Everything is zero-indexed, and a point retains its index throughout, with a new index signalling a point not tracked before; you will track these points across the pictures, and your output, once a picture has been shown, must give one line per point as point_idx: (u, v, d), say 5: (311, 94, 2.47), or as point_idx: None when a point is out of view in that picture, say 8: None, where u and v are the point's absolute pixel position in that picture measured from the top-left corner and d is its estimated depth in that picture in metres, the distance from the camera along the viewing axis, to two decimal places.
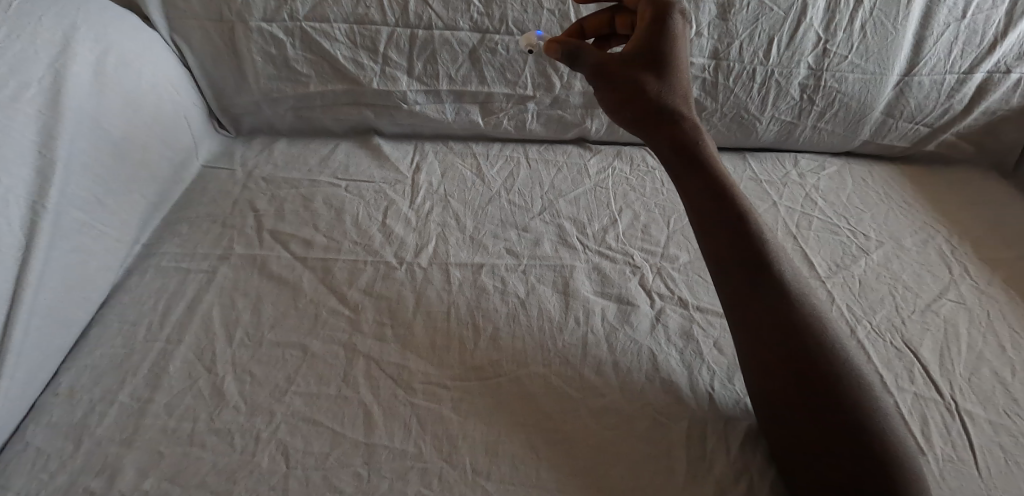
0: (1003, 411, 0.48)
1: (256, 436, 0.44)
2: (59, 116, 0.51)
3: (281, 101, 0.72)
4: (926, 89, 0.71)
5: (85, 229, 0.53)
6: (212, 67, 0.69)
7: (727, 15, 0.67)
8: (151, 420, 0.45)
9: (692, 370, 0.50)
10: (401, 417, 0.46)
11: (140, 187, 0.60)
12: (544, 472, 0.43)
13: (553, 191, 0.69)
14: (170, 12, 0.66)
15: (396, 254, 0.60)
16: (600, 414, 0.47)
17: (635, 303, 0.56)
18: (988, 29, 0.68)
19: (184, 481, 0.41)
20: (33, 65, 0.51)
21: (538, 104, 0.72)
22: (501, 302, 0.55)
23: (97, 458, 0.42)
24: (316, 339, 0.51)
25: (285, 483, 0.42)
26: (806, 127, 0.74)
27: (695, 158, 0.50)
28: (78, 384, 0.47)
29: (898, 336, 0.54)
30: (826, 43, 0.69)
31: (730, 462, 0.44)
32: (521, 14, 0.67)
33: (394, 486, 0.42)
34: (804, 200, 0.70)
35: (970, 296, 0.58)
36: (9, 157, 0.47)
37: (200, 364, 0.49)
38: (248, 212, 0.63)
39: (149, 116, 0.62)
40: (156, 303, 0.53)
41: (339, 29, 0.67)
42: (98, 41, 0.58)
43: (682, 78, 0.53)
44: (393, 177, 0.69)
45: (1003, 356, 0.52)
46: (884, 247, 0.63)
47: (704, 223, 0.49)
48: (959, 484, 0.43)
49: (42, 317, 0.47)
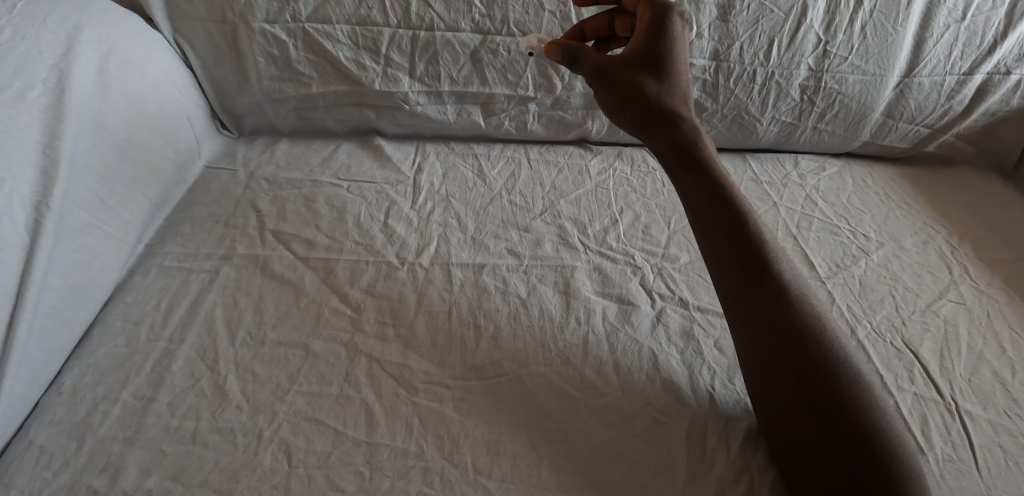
0: (1003, 411, 0.48)
1: (258, 435, 0.44)
2: (63, 116, 0.51)
3: (283, 102, 0.72)
4: (926, 90, 0.71)
5: (88, 229, 0.53)
6: (214, 68, 0.70)
7: (728, 16, 0.68)
8: (154, 419, 0.45)
9: (692, 370, 0.50)
10: (403, 417, 0.46)
11: (143, 188, 0.60)
12: (545, 471, 0.43)
13: (554, 192, 0.69)
14: (173, 14, 0.66)
15: (397, 254, 0.60)
16: (601, 413, 0.47)
17: (636, 303, 0.56)
18: (988, 30, 0.68)
19: (186, 480, 0.42)
20: (37, 66, 0.51)
21: (539, 105, 0.73)
22: (503, 302, 0.56)
23: (100, 457, 0.43)
24: (318, 339, 0.51)
25: (287, 482, 0.42)
26: (806, 128, 0.74)
27: (695, 158, 0.50)
28: (82, 383, 0.47)
29: (898, 336, 0.54)
30: (826, 44, 0.69)
31: (731, 461, 0.44)
32: (523, 16, 0.67)
33: (396, 485, 0.42)
34: (804, 201, 0.70)
35: (970, 296, 0.58)
36: (13, 156, 0.47)
37: (202, 363, 0.49)
38: (250, 212, 0.64)
39: (153, 117, 0.62)
40: (158, 302, 0.53)
41: (341, 31, 0.67)
42: (102, 42, 0.58)
43: (681, 79, 0.53)
44: (395, 178, 0.70)
45: (1003, 357, 0.53)
46: (884, 248, 0.63)
47: (704, 224, 0.49)
48: (959, 484, 0.43)
49: (46, 316, 0.47)
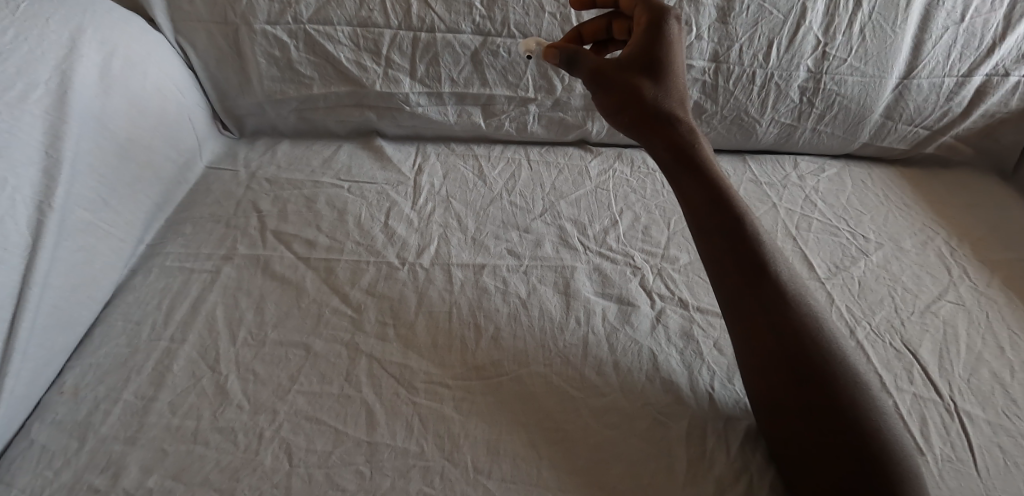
0: (1002, 411, 0.48)
1: (259, 434, 0.44)
2: (65, 116, 0.52)
3: (284, 103, 0.72)
4: (925, 92, 0.72)
5: (90, 229, 0.53)
6: (216, 69, 0.70)
7: (727, 18, 0.68)
8: (155, 418, 0.45)
9: (692, 370, 0.51)
10: (403, 416, 0.46)
11: (145, 188, 0.60)
12: (545, 470, 0.43)
13: (554, 193, 0.69)
14: (175, 15, 0.66)
15: (397, 254, 0.60)
16: (601, 413, 0.47)
17: (635, 303, 0.56)
18: (987, 32, 0.69)
19: (187, 479, 0.42)
20: (40, 67, 0.52)
21: (539, 106, 0.73)
22: (503, 302, 0.56)
23: (101, 456, 0.43)
24: (318, 338, 0.51)
25: (288, 481, 0.42)
26: (805, 129, 0.75)
27: (693, 161, 0.51)
28: (83, 382, 0.47)
29: (898, 337, 0.54)
30: (826, 46, 0.69)
31: (730, 461, 0.45)
32: (523, 17, 0.67)
33: (396, 484, 0.42)
34: (804, 202, 0.70)
35: (969, 297, 0.58)
36: (16, 156, 0.48)
37: (203, 363, 0.49)
38: (252, 213, 0.64)
39: (154, 117, 0.62)
40: (160, 302, 0.54)
41: (342, 32, 0.67)
42: (104, 43, 0.59)
43: (679, 82, 0.54)
44: (395, 178, 0.70)
45: (1002, 357, 0.53)
46: (884, 249, 0.64)
47: (702, 227, 0.49)
48: (958, 484, 0.43)
49: (47, 316, 0.47)
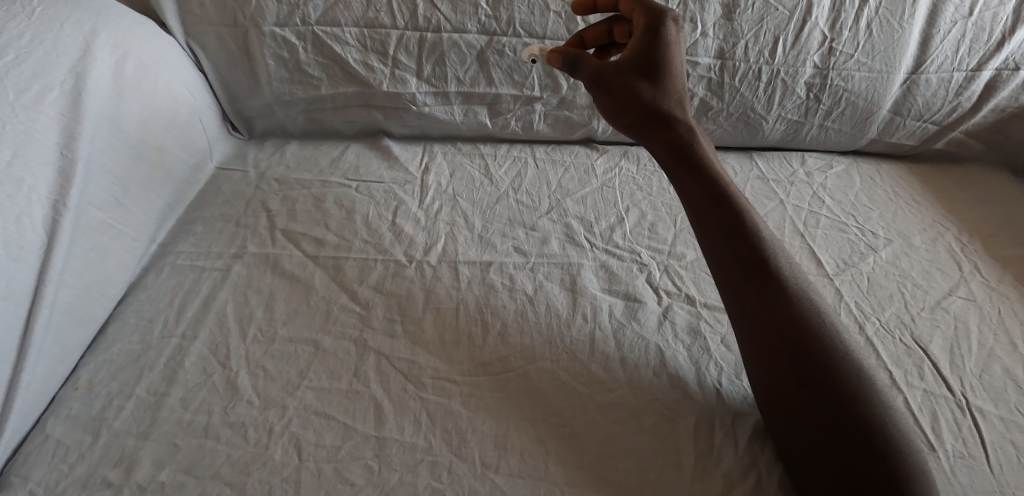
0: (1015, 408, 0.48)
1: (269, 430, 0.45)
2: (79, 118, 0.53)
3: (293, 104, 0.73)
4: (934, 87, 0.71)
5: (103, 228, 0.54)
6: (225, 71, 0.71)
7: (733, 14, 0.68)
8: (167, 413, 0.46)
9: (700, 366, 0.51)
10: (411, 411, 0.46)
11: (156, 188, 0.61)
12: (552, 466, 0.43)
13: (561, 191, 0.70)
14: (185, 18, 0.67)
15: (405, 252, 0.60)
16: (609, 409, 0.47)
17: (642, 300, 0.56)
18: (996, 26, 0.68)
19: (199, 473, 0.42)
20: (55, 69, 0.52)
21: (545, 105, 0.73)
22: (510, 299, 0.56)
23: (115, 450, 0.43)
24: (327, 335, 0.52)
25: (298, 475, 0.42)
26: (812, 125, 0.74)
27: (692, 160, 0.51)
28: (97, 378, 0.48)
29: (908, 333, 0.54)
30: (832, 42, 0.69)
31: (738, 456, 0.45)
32: (529, 17, 0.68)
33: (405, 478, 0.42)
34: (811, 198, 0.70)
35: (980, 293, 0.58)
36: (32, 157, 0.48)
37: (214, 359, 0.50)
38: (261, 212, 0.65)
39: (166, 118, 0.63)
40: (171, 301, 0.54)
41: (350, 33, 0.68)
42: (117, 46, 0.60)
43: (678, 82, 0.53)
44: (403, 177, 0.70)
45: (1015, 353, 0.52)
46: (893, 245, 0.63)
47: (702, 224, 0.49)
48: (970, 481, 0.43)
49: (62, 313, 0.48)
